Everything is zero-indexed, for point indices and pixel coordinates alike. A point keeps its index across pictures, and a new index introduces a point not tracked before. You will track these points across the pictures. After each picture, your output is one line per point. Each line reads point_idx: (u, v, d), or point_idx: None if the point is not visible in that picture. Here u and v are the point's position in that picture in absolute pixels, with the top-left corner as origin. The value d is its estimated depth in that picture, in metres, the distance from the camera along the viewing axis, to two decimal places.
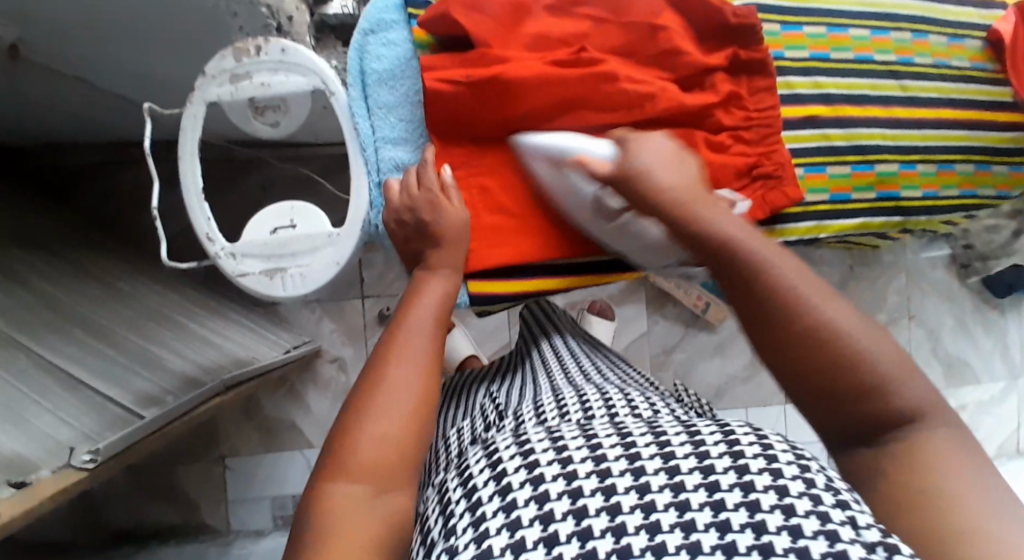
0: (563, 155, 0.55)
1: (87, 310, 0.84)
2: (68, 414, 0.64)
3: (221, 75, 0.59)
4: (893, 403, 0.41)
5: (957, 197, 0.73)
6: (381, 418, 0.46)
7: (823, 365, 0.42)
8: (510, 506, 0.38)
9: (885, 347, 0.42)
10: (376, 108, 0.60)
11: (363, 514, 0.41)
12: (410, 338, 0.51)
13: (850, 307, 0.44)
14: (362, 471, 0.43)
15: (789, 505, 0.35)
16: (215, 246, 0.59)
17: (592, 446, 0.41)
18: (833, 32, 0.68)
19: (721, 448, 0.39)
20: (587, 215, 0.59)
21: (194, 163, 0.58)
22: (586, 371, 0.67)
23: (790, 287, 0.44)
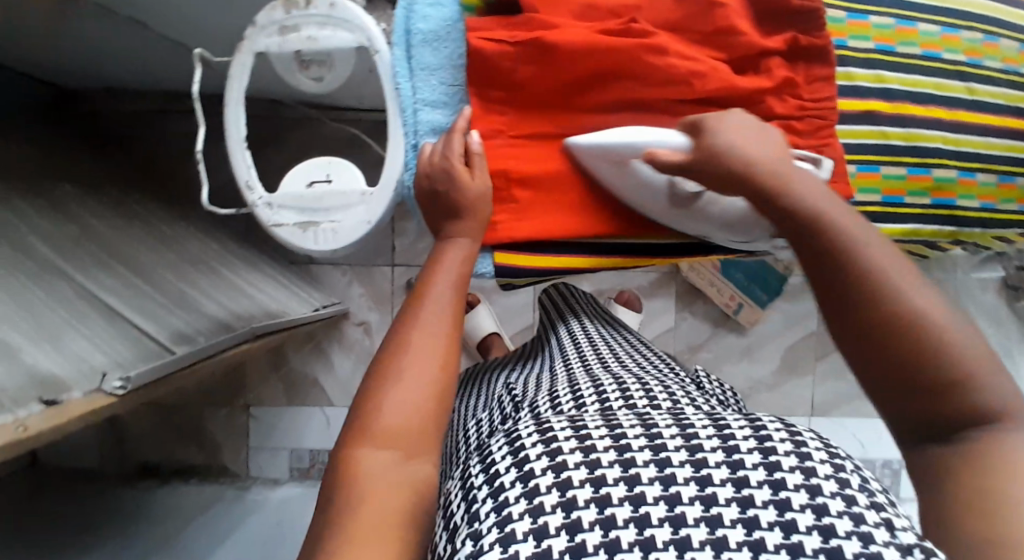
0: (630, 149, 0.55)
1: (127, 247, 0.87)
2: (105, 342, 0.67)
3: (270, 27, 0.59)
4: (967, 396, 0.40)
5: (1015, 211, 0.70)
6: (400, 385, 0.46)
7: (916, 353, 0.42)
8: (532, 492, 0.36)
9: (956, 331, 0.42)
10: (418, 69, 0.59)
11: (386, 482, 0.41)
12: (429, 309, 0.51)
13: (938, 297, 0.44)
14: (384, 438, 0.43)
15: (822, 505, 0.33)
16: (253, 195, 0.60)
17: (614, 435, 0.40)
18: (901, 25, 0.65)
19: (750, 442, 0.37)
20: (661, 204, 0.59)
21: (238, 109, 0.59)
22: (615, 358, 0.66)
23: (878, 267, 0.45)
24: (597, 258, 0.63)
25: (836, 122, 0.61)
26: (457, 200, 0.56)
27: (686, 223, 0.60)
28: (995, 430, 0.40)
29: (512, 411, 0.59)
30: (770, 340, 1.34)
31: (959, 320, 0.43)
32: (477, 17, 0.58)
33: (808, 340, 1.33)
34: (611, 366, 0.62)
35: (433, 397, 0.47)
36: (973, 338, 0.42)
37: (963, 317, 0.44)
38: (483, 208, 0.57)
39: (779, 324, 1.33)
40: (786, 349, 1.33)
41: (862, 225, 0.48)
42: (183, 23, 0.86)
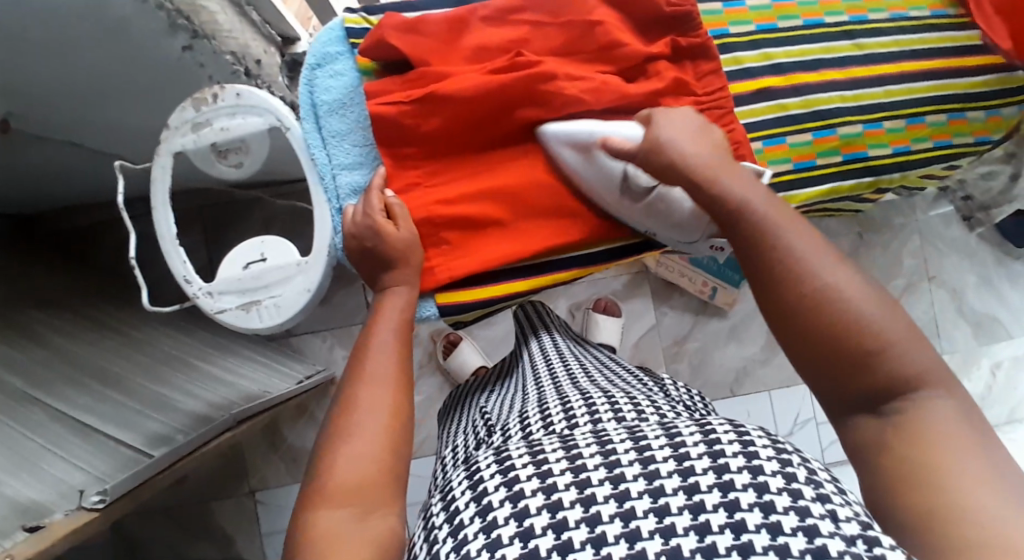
0: (589, 136, 0.59)
1: (97, 361, 0.89)
2: (82, 460, 0.68)
3: (183, 126, 0.62)
4: (889, 369, 0.41)
5: (932, 149, 0.71)
6: (355, 443, 0.47)
7: (825, 333, 0.43)
8: (490, 526, 0.37)
9: (866, 306, 0.43)
10: (329, 137, 0.62)
11: (348, 540, 0.41)
12: (374, 364, 0.53)
13: (852, 272, 0.45)
14: (345, 496, 0.44)
15: (768, 503, 0.35)
16: (192, 287, 0.61)
17: (571, 456, 0.41)
18: (778, 1, 0.69)
19: (699, 447, 0.39)
20: (614, 197, 0.62)
21: (165, 210, 0.61)
22: (579, 371, 0.67)
23: (797, 251, 0.46)
24: (540, 278, 0.65)
25: (733, 108, 0.65)
26: (387, 252, 0.58)
27: (641, 219, 0.62)
28: (918, 398, 0.41)
29: (478, 441, 0.61)
30: (751, 318, 1.35)
31: (875, 297, 0.44)
32: (375, 80, 0.61)
33: None
34: (577, 382, 0.63)
35: (387, 450, 0.47)
36: (893, 314, 0.43)
37: (876, 292, 0.45)
38: (415, 256, 0.59)
39: (756, 300, 1.34)
40: (769, 324, 1.34)
41: (776, 208, 0.49)
42: (115, 131, 0.90)
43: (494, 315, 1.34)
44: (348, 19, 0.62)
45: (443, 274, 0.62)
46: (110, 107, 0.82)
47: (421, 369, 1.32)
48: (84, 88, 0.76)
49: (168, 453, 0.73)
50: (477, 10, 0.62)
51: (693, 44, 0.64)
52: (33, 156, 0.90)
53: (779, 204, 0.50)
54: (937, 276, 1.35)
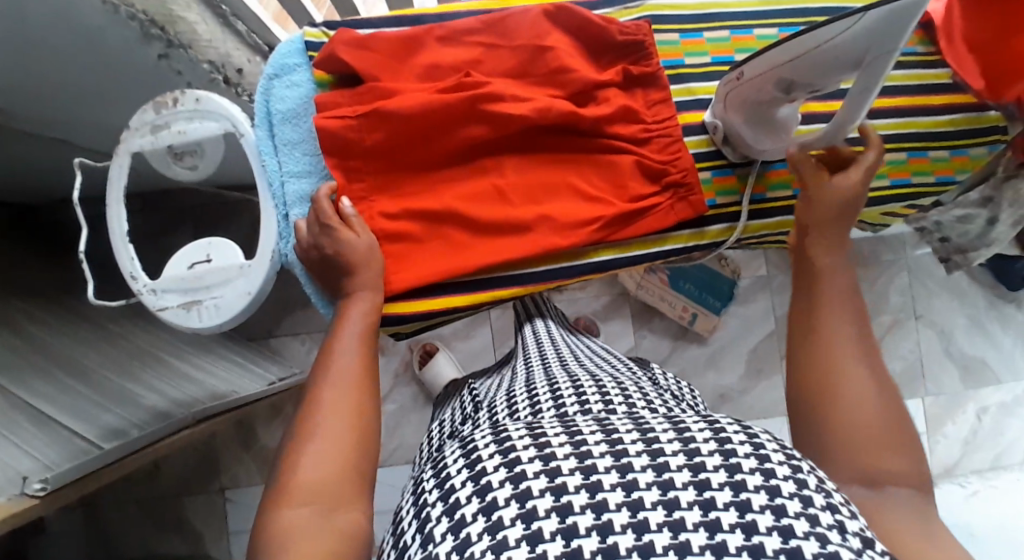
0: (863, 51, 0.49)
1: (68, 350, 0.91)
2: (33, 447, 0.70)
3: (143, 128, 0.64)
4: (890, 464, 0.47)
5: (888, 186, 0.72)
6: (323, 442, 0.48)
7: (829, 402, 0.50)
8: (490, 508, 0.39)
9: (874, 406, 0.49)
10: (281, 146, 0.64)
11: (312, 536, 0.42)
12: (340, 361, 0.54)
13: (874, 380, 0.51)
14: (309, 494, 0.44)
15: (780, 506, 0.37)
16: (138, 283, 0.63)
17: (575, 442, 0.42)
18: (736, 34, 0.69)
19: (711, 445, 0.41)
20: (779, 65, 0.55)
21: (118, 207, 0.63)
22: (564, 355, 0.67)
23: (840, 347, 0.53)
24: (482, 293, 0.65)
25: (681, 138, 0.66)
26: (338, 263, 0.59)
27: (751, 75, 0.58)
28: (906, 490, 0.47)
29: (464, 415, 0.66)
30: (731, 346, 1.34)
31: (887, 404, 0.50)
32: (328, 92, 0.63)
33: (769, 340, 1.34)
34: (565, 365, 0.63)
35: (353, 447, 0.48)
36: (892, 418, 0.49)
37: (891, 396, 0.50)
38: (374, 261, 0.60)
39: (738, 328, 1.34)
40: (749, 353, 1.33)
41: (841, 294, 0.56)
42: (104, 130, 0.93)
43: (473, 328, 1.35)
44: (308, 33, 0.64)
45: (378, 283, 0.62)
46: (93, 101, 0.84)
47: (397, 378, 1.33)
48: (63, 84, 0.78)
49: (118, 447, 0.75)
50: (434, 29, 0.63)
51: (643, 73, 0.66)
52: (24, 151, 0.92)
53: (836, 285, 0.57)
54: (926, 314, 1.34)
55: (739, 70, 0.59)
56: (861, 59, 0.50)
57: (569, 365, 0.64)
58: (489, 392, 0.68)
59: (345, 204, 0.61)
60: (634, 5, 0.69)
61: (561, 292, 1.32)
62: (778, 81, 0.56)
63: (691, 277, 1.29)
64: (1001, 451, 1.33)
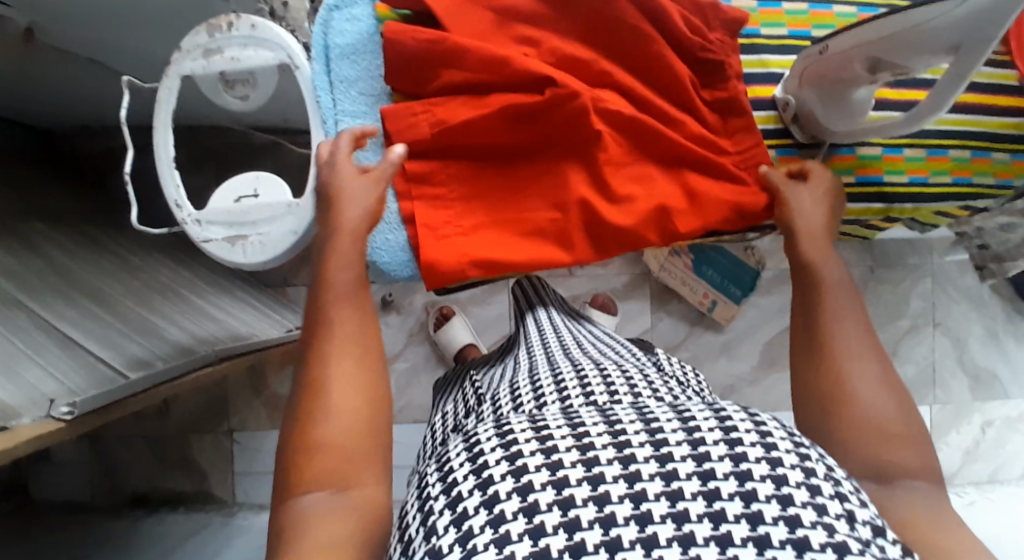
0: (962, 36, 0.47)
1: (89, 277, 0.89)
2: (58, 369, 0.69)
3: (195, 50, 0.61)
4: (898, 457, 0.49)
5: (949, 184, 0.68)
6: (328, 422, 0.47)
7: (836, 398, 0.53)
8: (492, 501, 0.38)
9: (873, 398, 0.52)
10: (337, 82, 0.61)
11: (332, 524, 0.44)
12: (340, 330, 0.52)
13: (876, 365, 0.54)
14: (323, 479, 0.45)
15: (786, 495, 0.37)
16: (182, 212, 0.61)
17: (578, 434, 0.41)
18: (815, 9, 0.67)
19: (716, 433, 0.40)
20: (867, 40, 0.53)
21: (166, 131, 0.61)
22: (569, 343, 0.65)
23: (839, 343, 0.55)
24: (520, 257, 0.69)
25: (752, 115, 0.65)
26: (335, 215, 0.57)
27: (834, 50, 0.56)
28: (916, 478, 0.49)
29: (466, 409, 0.64)
30: (747, 336, 1.34)
31: (890, 396, 0.52)
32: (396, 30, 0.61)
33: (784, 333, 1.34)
34: (569, 352, 0.62)
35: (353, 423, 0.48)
36: (896, 409, 0.51)
37: (900, 394, 0.53)
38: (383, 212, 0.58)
39: (755, 319, 1.33)
40: (764, 345, 1.33)
41: (850, 308, 0.57)
42: (140, 57, 0.90)
43: (490, 294, 1.34)
44: None
45: (449, 264, 0.61)
46: (134, 24, 0.81)
47: (411, 337, 1.32)
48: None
49: (143, 378, 0.75)
50: None
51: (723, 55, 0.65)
52: (56, 67, 0.89)
53: (842, 302, 0.58)
54: (944, 321, 1.34)
55: (824, 43, 0.57)
56: (958, 44, 0.48)
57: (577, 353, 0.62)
58: (493, 381, 0.66)
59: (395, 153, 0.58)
60: None
61: (583, 266, 1.31)
62: (865, 57, 0.54)
63: (715, 263, 1.28)
64: (1000, 463, 1.34)
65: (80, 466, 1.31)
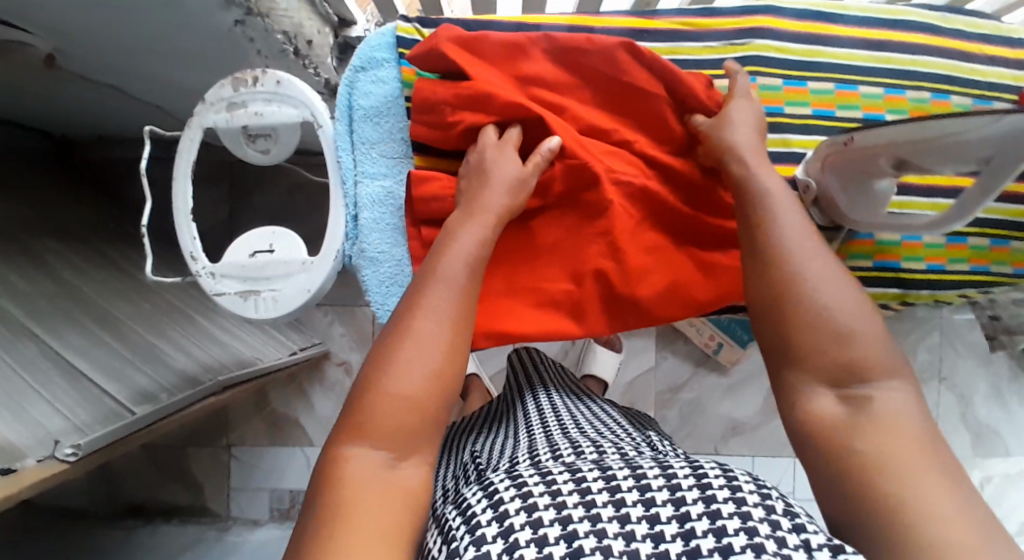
0: (995, 151, 0.47)
1: (99, 300, 0.90)
2: (65, 405, 0.71)
3: (219, 103, 0.62)
4: (860, 357, 0.46)
5: (967, 272, 0.68)
6: (414, 372, 0.47)
7: (787, 306, 0.49)
8: (507, 532, 0.40)
9: (835, 309, 0.47)
10: (358, 143, 0.61)
11: (378, 494, 0.43)
12: (432, 294, 0.51)
13: (834, 281, 0.49)
14: (380, 437, 0.45)
15: (759, 545, 0.38)
16: (197, 264, 0.62)
17: (581, 486, 0.43)
18: (841, 89, 0.66)
19: (695, 493, 0.42)
20: (896, 138, 0.52)
21: (185, 182, 0.62)
22: (571, 420, 0.67)
23: (791, 255, 0.50)
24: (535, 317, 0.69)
25: None
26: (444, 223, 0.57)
27: (863, 139, 0.55)
28: (881, 387, 0.45)
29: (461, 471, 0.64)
30: (751, 379, 1.33)
31: (858, 307, 0.48)
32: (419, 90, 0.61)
33: None
34: (567, 428, 0.64)
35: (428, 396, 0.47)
36: (860, 314, 0.47)
37: (864, 304, 0.48)
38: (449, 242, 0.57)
39: (761, 362, 1.33)
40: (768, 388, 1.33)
41: (802, 232, 0.51)
42: (161, 85, 0.90)
43: None
44: (400, 27, 0.62)
45: None
46: (157, 57, 0.81)
47: None
48: (132, 34, 0.75)
49: (150, 412, 0.76)
50: (540, 39, 0.61)
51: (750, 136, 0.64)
52: (79, 90, 0.90)
53: (794, 223, 0.52)
54: (950, 375, 1.34)
55: (849, 135, 0.56)
56: (989, 159, 0.48)
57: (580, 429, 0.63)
58: (490, 448, 0.66)
59: (551, 145, 0.59)
60: (742, 43, 0.66)
61: None
62: (891, 155, 0.54)
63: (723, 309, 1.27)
64: (998, 520, 1.34)
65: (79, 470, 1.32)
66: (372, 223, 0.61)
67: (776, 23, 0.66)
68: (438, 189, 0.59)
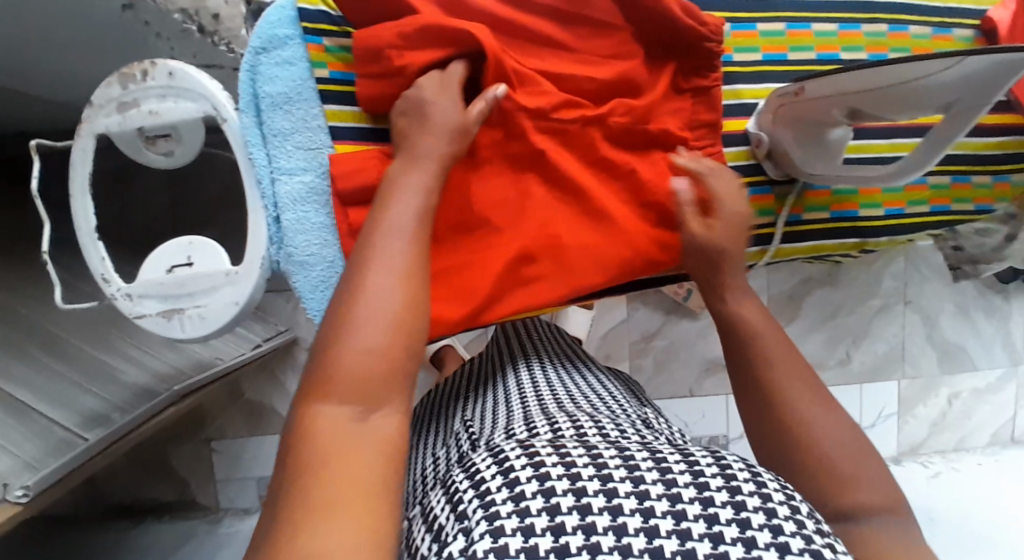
0: (958, 94, 0.46)
1: (35, 319, 0.84)
2: (11, 440, 0.67)
3: (109, 105, 0.55)
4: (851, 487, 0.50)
5: (927, 213, 0.66)
6: (368, 330, 0.43)
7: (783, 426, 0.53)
8: (522, 511, 0.39)
9: (820, 427, 0.53)
10: (270, 136, 0.55)
11: (348, 451, 0.39)
12: (385, 250, 0.46)
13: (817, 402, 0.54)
14: (345, 393, 0.41)
15: (781, 544, 0.39)
16: (111, 286, 0.57)
17: (598, 467, 0.43)
18: (792, 29, 0.62)
19: (720, 484, 0.42)
20: (855, 87, 0.49)
21: (84, 199, 0.56)
22: (573, 388, 0.66)
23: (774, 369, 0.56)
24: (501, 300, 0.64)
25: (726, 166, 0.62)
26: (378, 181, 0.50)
27: (819, 88, 0.51)
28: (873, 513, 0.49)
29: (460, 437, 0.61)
30: None
31: (840, 430, 0.53)
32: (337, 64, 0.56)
33: None
34: (563, 396, 0.63)
35: (393, 349, 0.44)
36: (845, 440, 0.52)
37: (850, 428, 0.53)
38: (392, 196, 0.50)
39: None
40: None
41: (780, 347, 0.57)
42: (61, 80, 0.81)
43: None
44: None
45: None
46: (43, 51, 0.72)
47: None
48: (6, 24, 0.66)
49: (103, 437, 0.73)
50: None
51: (697, 85, 0.60)
52: None
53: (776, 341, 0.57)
54: (918, 298, 1.35)
55: (800, 85, 0.52)
56: (949, 102, 0.47)
57: (576, 399, 0.62)
58: (484, 412, 0.64)
59: (493, 93, 0.52)
60: None
61: None
62: (844, 106, 0.52)
63: None
64: (966, 432, 1.39)
65: None
66: (297, 224, 0.55)
67: None
68: (361, 158, 0.55)
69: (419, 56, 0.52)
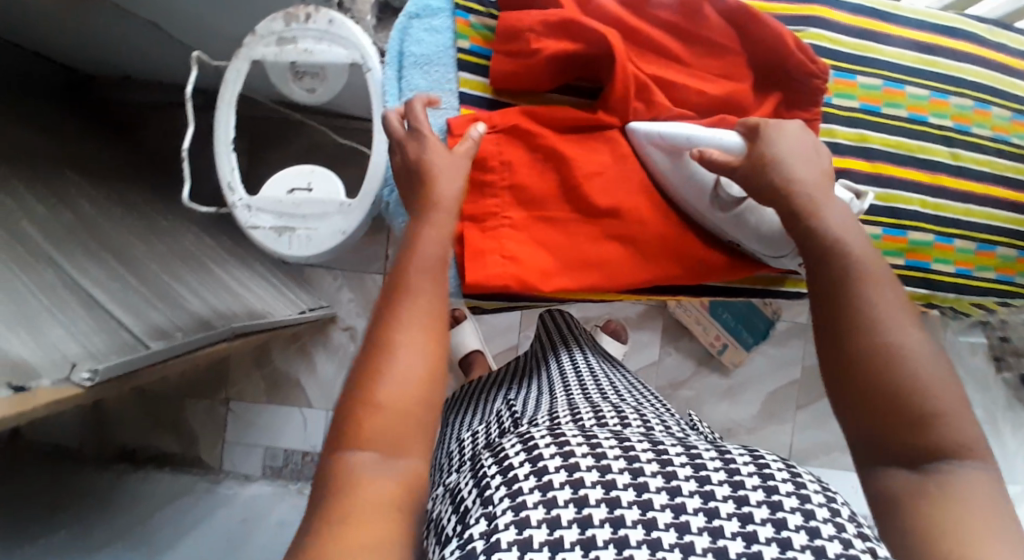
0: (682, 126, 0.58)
1: (114, 234, 0.89)
2: (83, 332, 0.71)
3: (269, 37, 0.61)
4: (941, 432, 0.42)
5: (992, 279, 0.73)
6: (398, 375, 0.43)
7: (877, 366, 0.45)
8: (545, 486, 0.39)
9: (919, 362, 0.44)
10: (406, 89, 0.61)
11: (374, 504, 0.38)
12: (414, 280, 0.47)
13: (914, 328, 0.46)
14: (372, 438, 0.41)
15: (819, 547, 0.37)
16: (233, 195, 0.62)
17: (628, 457, 0.42)
18: (888, 86, 0.69)
19: (755, 478, 0.41)
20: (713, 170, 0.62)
21: (229, 113, 0.61)
22: (605, 389, 0.66)
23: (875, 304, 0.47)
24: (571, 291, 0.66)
25: None
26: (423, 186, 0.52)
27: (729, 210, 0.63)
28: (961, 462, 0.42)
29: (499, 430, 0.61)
30: (754, 382, 1.34)
31: (936, 356, 0.45)
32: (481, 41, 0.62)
33: (790, 385, 1.34)
34: (590, 397, 0.62)
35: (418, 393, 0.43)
36: (942, 372, 0.44)
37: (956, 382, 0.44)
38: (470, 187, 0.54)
39: (764, 366, 1.34)
40: (769, 392, 1.34)
41: (891, 293, 0.48)
42: (197, 26, 0.89)
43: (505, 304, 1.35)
44: None
45: (493, 279, 0.60)
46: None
47: None
48: None
49: (162, 349, 0.76)
50: None
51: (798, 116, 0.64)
52: (114, 22, 0.89)
53: (886, 293, 0.48)
54: None
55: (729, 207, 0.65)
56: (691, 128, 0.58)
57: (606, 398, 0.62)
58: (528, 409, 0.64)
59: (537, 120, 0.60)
60: (797, 29, 0.68)
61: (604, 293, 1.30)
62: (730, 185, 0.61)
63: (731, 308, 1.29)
64: None
65: (71, 412, 1.31)
66: None
67: (830, 14, 0.69)
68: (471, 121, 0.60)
69: (554, 41, 0.57)
